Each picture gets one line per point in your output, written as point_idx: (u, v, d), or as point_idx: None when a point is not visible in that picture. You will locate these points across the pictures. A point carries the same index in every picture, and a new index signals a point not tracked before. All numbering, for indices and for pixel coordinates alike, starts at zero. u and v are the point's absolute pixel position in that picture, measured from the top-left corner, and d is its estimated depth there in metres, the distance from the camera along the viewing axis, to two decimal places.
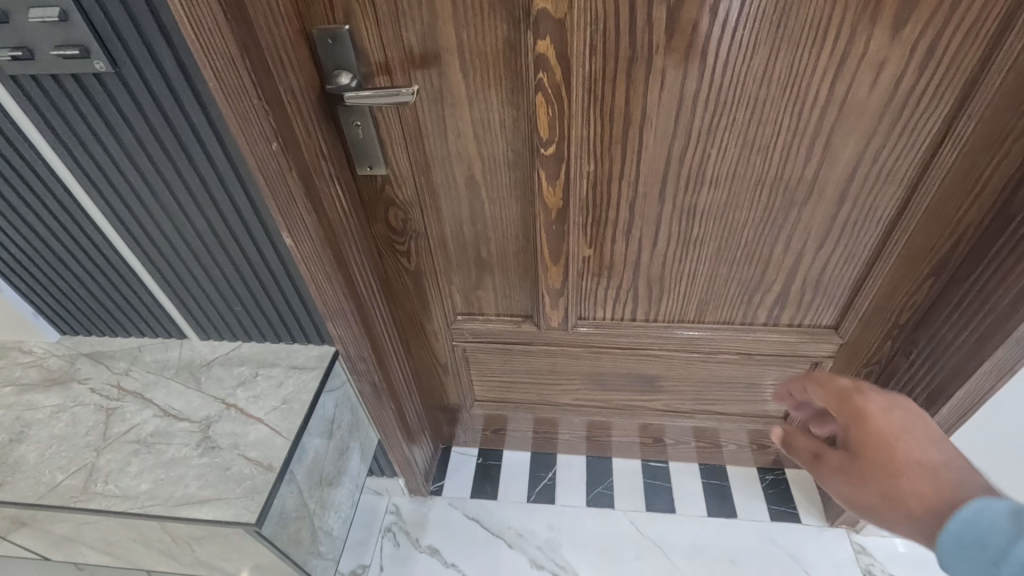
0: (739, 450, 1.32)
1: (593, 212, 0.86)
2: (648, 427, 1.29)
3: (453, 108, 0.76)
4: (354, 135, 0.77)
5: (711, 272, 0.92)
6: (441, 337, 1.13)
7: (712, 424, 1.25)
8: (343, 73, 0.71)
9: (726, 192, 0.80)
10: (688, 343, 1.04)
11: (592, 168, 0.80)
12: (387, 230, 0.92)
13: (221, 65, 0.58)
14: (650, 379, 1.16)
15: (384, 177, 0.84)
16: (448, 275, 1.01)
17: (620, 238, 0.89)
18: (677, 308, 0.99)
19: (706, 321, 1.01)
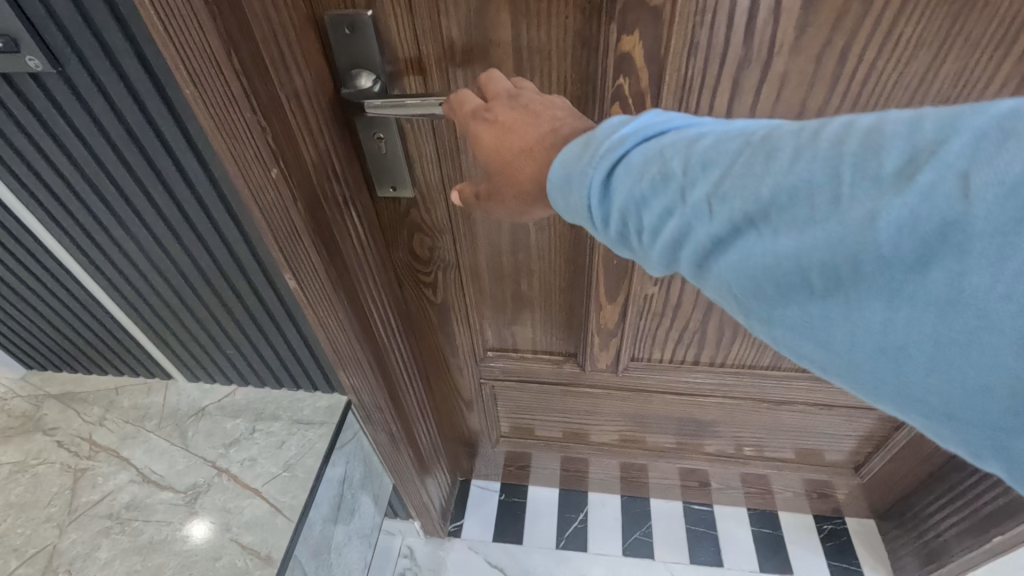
0: (794, 497, 1.18)
1: None
2: (694, 470, 1.15)
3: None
4: (375, 150, 0.61)
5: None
6: (468, 373, 0.98)
7: (768, 471, 1.11)
8: (364, 74, 0.54)
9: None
10: (759, 391, 0.89)
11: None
12: (410, 259, 0.76)
13: (198, 66, 0.42)
14: (705, 424, 1.02)
15: (409, 200, 0.68)
16: (479, 310, 0.85)
17: None
18: (749, 354, 0.84)
19: (782, 368, 0.86)
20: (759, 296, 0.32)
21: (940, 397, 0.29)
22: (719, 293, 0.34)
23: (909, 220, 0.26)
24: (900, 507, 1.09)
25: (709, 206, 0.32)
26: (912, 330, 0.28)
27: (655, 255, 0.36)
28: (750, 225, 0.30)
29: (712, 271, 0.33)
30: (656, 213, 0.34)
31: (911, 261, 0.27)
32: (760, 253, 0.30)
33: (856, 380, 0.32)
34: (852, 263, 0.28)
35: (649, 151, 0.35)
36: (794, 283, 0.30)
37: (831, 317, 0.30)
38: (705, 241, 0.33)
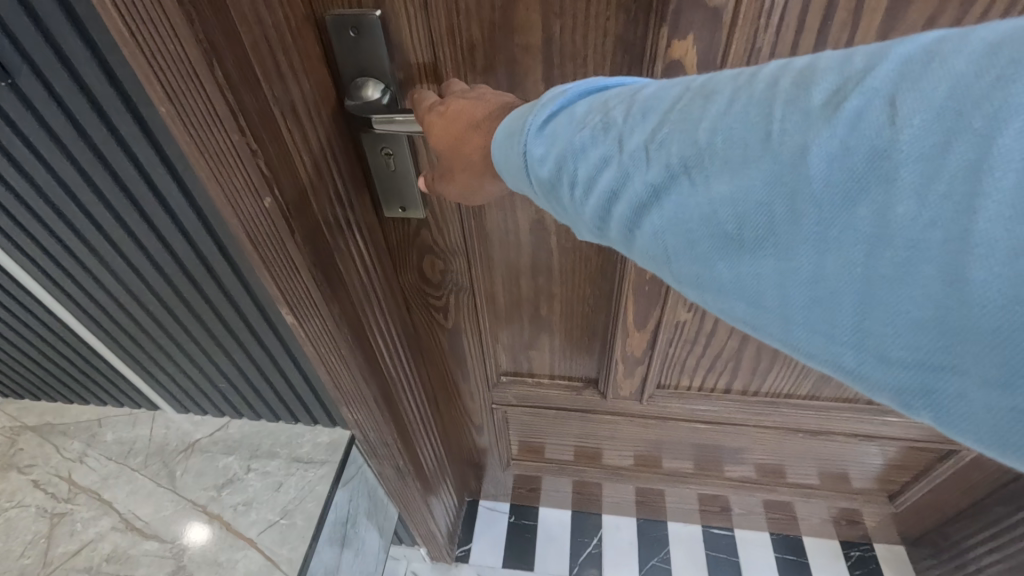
0: (821, 523, 1.12)
1: None
2: (716, 496, 1.09)
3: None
4: (381, 167, 0.53)
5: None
6: (478, 399, 0.92)
7: (796, 499, 1.05)
8: (368, 82, 0.46)
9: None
10: (793, 419, 0.83)
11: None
12: (420, 282, 0.69)
13: (175, 78, 0.34)
14: (731, 451, 0.95)
15: (419, 220, 0.60)
16: (493, 334, 0.78)
17: None
18: (786, 382, 0.78)
19: (821, 398, 0.80)
20: (688, 247, 0.28)
21: (869, 347, 0.24)
22: (648, 252, 0.30)
23: (839, 145, 0.23)
24: (935, 535, 1.04)
25: (643, 151, 0.29)
26: (843, 268, 0.23)
27: (589, 215, 0.32)
28: (682, 169, 0.27)
29: (643, 228, 0.30)
30: (592, 164, 0.31)
31: (842, 198, 0.23)
32: (690, 201, 0.27)
33: (793, 344, 0.27)
34: (780, 203, 0.24)
35: (597, 109, 0.32)
36: (719, 230, 0.27)
37: (759, 266, 0.26)
38: (636, 191, 0.29)
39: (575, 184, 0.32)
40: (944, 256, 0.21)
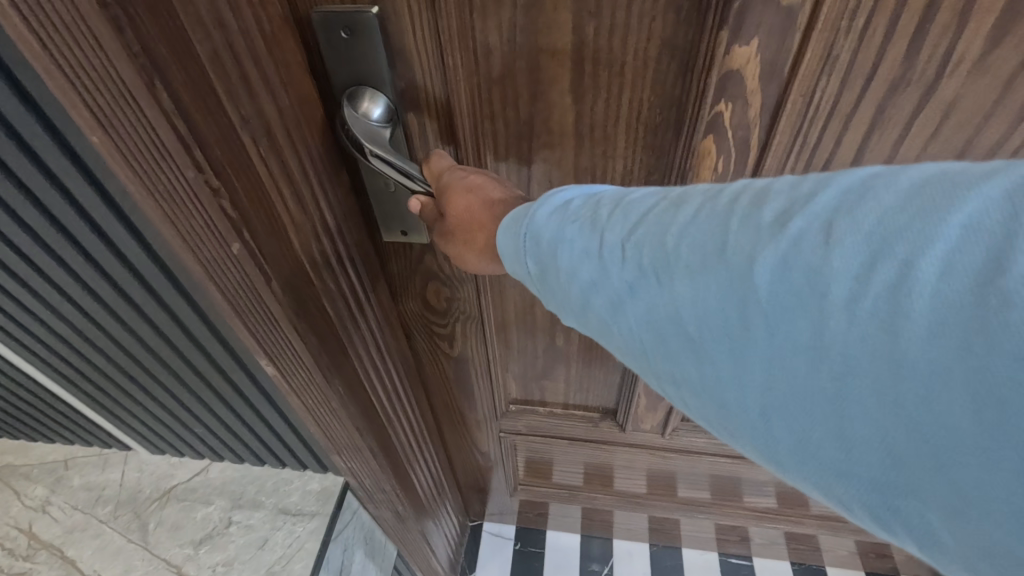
0: (846, 556, 1.04)
1: None
2: (735, 527, 1.01)
3: (546, 162, 0.43)
4: (380, 187, 0.46)
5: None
6: (486, 428, 0.82)
7: (823, 533, 0.97)
8: (364, 96, 0.39)
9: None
10: None
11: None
12: (423, 312, 0.60)
13: (108, 103, 0.27)
14: (757, 485, 0.87)
15: (422, 245, 0.52)
16: (503, 364, 0.69)
17: None
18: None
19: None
20: (658, 350, 0.25)
21: (855, 477, 0.21)
22: (621, 349, 0.27)
23: (793, 259, 0.21)
24: None
25: (618, 249, 0.26)
26: (797, 389, 0.21)
27: (567, 307, 0.29)
28: (651, 272, 0.24)
29: (615, 332, 0.27)
30: (573, 260, 0.27)
31: (789, 312, 0.21)
32: (657, 308, 0.24)
33: (772, 461, 0.24)
34: (746, 319, 0.22)
35: (582, 200, 0.29)
36: (683, 338, 0.24)
37: (727, 381, 0.23)
38: (610, 289, 0.26)
39: (556, 275, 0.29)
40: (916, 389, 0.18)
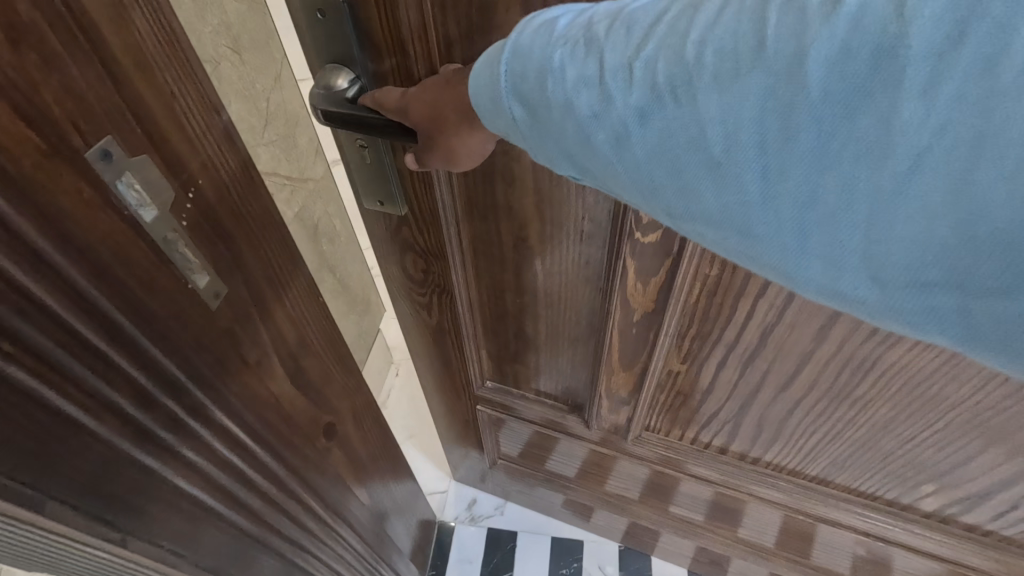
0: None
1: (691, 330, 0.57)
2: (705, 551, 0.99)
3: (507, 158, 0.45)
4: (358, 158, 0.47)
5: (869, 439, 0.62)
6: (461, 398, 0.81)
7: None
8: (336, 67, 0.40)
9: (943, 357, 0.49)
10: (800, 498, 0.76)
11: (713, 271, 0.49)
12: (401, 277, 0.61)
13: None
14: (730, 511, 0.86)
15: (401, 219, 0.53)
16: (483, 341, 0.69)
17: (729, 364, 0.59)
18: (792, 459, 0.71)
19: (831, 483, 0.72)
20: (672, 179, 0.26)
21: (863, 268, 0.24)
22: (627, 187, 0.29)
23: (820, 61, 0.22)
24: None
25: (622, 74, 0.26)
26: (839, 185, 0.23)
27: (559, 150, 0.30)
28: (669, 91, 0.25)
29: (626, 166, 0.28)
30: (568, 86, 0.28)
31: (840, 104, 0.22)
32: (678, 130, 0.25)
33: (781, 266, 0.26)
34: (773, 127, 0.23)
35: (567, 17, 0.30)
36: (704, 158, 0.25)
37: (748, 192, 0.25)
38: (615, 118, 0.27)
39: (544, 111, 0.30)
40: (947, 160, 0.21)
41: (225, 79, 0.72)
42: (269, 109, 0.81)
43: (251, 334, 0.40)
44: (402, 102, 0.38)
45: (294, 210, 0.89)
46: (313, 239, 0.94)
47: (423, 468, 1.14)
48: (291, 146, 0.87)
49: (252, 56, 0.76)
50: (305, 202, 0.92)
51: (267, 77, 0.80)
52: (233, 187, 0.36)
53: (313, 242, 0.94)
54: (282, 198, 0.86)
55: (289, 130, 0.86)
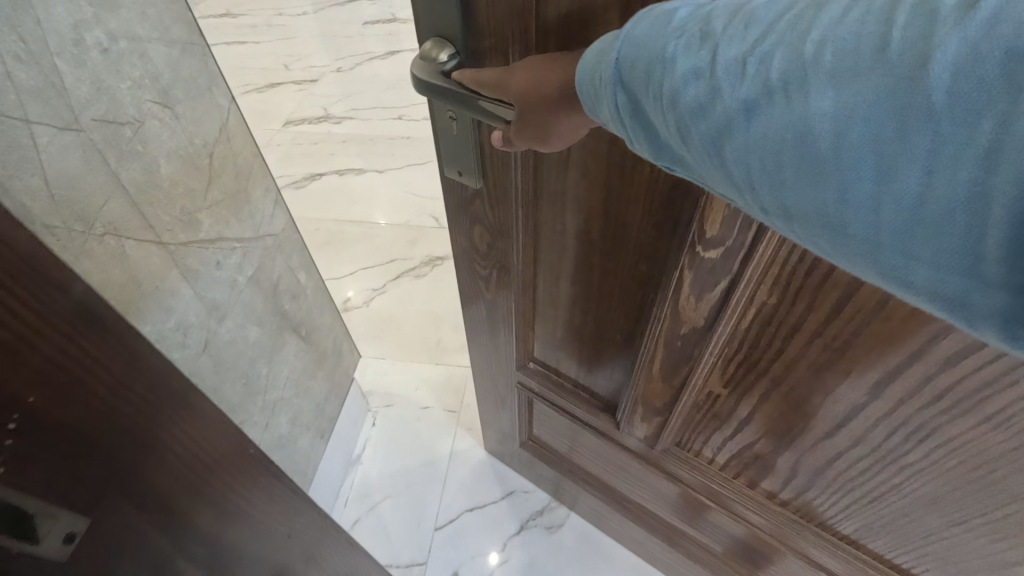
0: None
1: (738, 355, 0.56)
2: None
3: (583, 151, 0.46)
4: (446, 128, 0.50)
5: (913, 510, 0.58)
6: (502, 372, 0.85)
7: None
8: (438, 42, 0.43)
9: (1013, 444, 0.44)
10: (829, 555, 0.72)
11: (770, 299, 0.48)
12: (468, 248, 0.64)
13: None
14: (753, 552, 0.84)
15: (475, 191, 0.56)
16: (530, 325, 0.71)
17: (770, 398, 0.58)
18: (823, 511, 0.68)
19: (862, 547, 0.69)
20: (768, 181, 0.24)
21: (987, 299, 0.20)
22: (722, 183, 0.27)
23: (945, 69, 0.19)
24: None
25: (734, 67, 0.25)
26: (957, 205, 0.19)
27: (659, 139, 0.30)
28: (781, 89, 0.23)
29: (722, 163, 0.26)
30: (676, 80, 0.27)
31: (964, 116, 0.19)
32: (780, 129, 0.23)
33: (886, 279, 0.23)
34: (888, 131, 0.20)
35: (687, 10, 0.28)
36: (808, 158, 0.23)
37: (849, 195, 0.22)
38: (719, 113, 0.25)
39: (648, 102, 0.29)
40: None
41: (151, 139, 0.64)
42: (213, 167, 0.76)
43: (120, 558, 0.30)
44: (498, 79, 0.40)
45: (246, 273, 0.85)
46: (272, 299, 0.93)
47: (408, 496, 1.20)
48: (246, 208, 0.84)
49: (193, 104, 0.71)
50: (259, 264, 0.89)
51: (210, 128, 0.75)
52: (101, 386, 0.28)
53: (273, 303, 0.94)
54: (232, 262, 0.82)
55: (236, 186, 0.81)
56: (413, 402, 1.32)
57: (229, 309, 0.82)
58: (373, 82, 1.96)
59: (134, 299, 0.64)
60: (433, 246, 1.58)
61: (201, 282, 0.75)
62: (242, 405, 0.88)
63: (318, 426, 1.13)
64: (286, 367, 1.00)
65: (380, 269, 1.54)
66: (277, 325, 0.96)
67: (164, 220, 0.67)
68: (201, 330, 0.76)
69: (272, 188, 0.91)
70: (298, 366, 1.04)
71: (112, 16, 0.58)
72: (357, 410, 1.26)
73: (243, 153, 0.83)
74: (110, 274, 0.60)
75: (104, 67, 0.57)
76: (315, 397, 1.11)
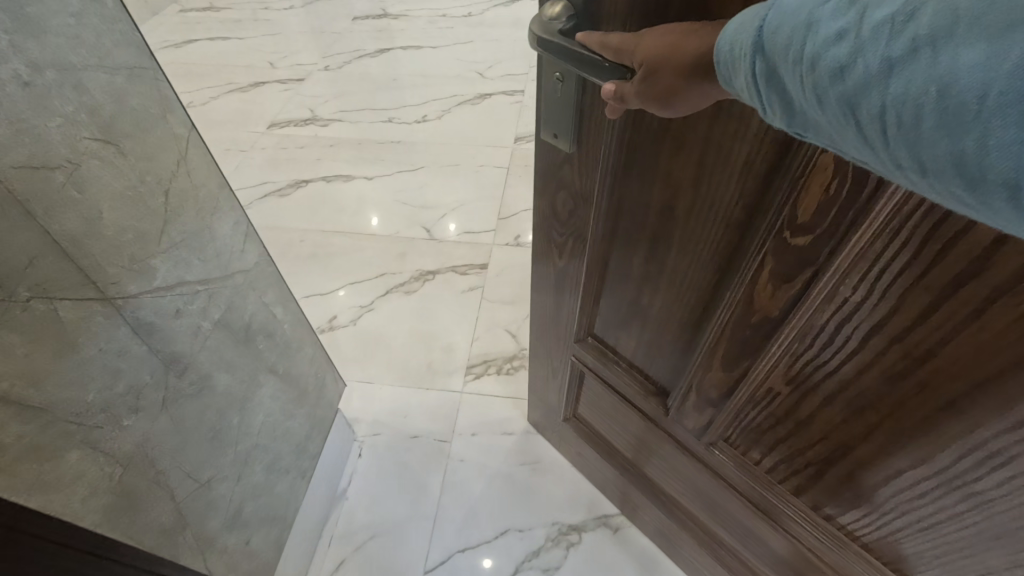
0: None
1: (805, 356, 0.54)
2: None
3: (682, 124, 0.47)
4: (551, 90, 0.53)
5: (975, 549, 0.54)
6: (559, 342, 0.89)
7: None
8: (558, 2, 0.46)
9: None
10: None
11: (852, 298, 0.46)
12: (549, 213, 0.68)
13: None
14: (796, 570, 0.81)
15: (566, 155, 0.59)
16: (595, 299, 0.74)
17: (834, 405, 0.56)
18: (876, 537, 0.65)
19: None
20: (904, 134, 0.25)
21: None
22: (857, 139, 0.28)
23: None
24: None
25: (881, 25, 0.25)
26: None
27: (791, 101, 0.30)
28: (927, 45, 0.23)
29: (859, 119, 0.27)
30: (819, 40, 0.27)
31: None
32: (923, 83, 0.23)
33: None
34: None
35: None
36: (949, 108, 0.23)
37: (988, 140, 0.22)
38: (860, 71, 0.26)
39: (786, 66, 0.29)
40: None
41: (90, 183, 0.55)
42: (169, 206, 0.65)
43: None
44: (620, 43, 0.41)
45: (212, 317, 0.75)
46: (244, 344, 0.84)
47: (404, 517, 1.17)
48: (211, 245, 0.73)
49: (146, 135, 0.61)
50: (229, 306, 0.79)
51: (167, 161, 0.64)
52: None
53: (246, 345, 0.84)
54: (196, 308, 0.72)
55: (200, 223, 0.71)
56: (404, 431, 1.29)
57: (195, 357, 0.73)
58: (361, 81, 2.21)
59: (72, 370, 0.55)
60: (423, 260, 1.61)
61: (157, 335, 0.65)
62: (211, 461, 0.78)
63: (301, 467, 1.04)
64: (263, 411, 0.91)
65: (365, 289, 1.55)
66: (252, 370, 0.86)
67: (110, 271, 0.58)
68: (157, 389, 0.66)
69: (242, 219, 0.80)
70: (276, 409, 0.94)
71: (35, 43, 0.48)
72: (345, 440, 1.23)
73: (208, 185, 0.72)
74: (39, 343, 0.51)
75: (27, 101, 0.48)
76: (297, 439, 1.02)
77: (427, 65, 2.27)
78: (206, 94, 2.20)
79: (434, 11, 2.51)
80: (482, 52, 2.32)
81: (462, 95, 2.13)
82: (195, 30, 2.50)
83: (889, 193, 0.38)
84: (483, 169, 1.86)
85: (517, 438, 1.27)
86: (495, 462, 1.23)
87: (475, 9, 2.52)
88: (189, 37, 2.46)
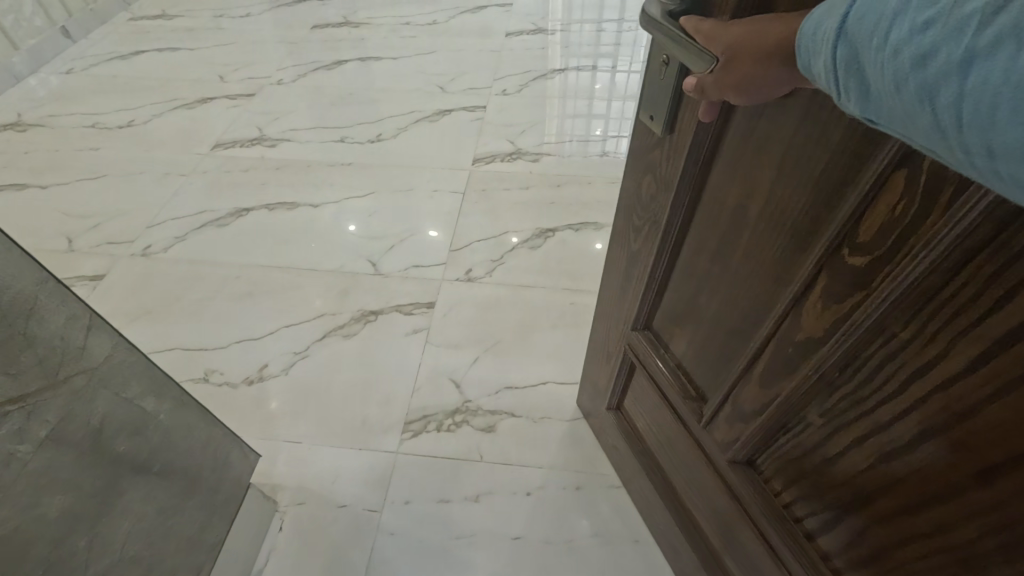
0: None
1: (843, 390, 0.52)
2: None
3: (771, 125, 0.47)
4: (656, 72, 0.54)
5: None
6: (616, 328, 0.90)
7: None
8: None
9: None
10: None
11: (900, 333, 0.44)
12: (634, 198, 0.70)
13: None
14: None
15: (659, 138, 0.60)
16: (658, 291, 0.75)
17: (861, 449, 0.53)
18: None
19: None
20: (976, 125, 0.24)
21: None
22: (930, 130, 0.27)
23: None
24: None
25: (970, 16, 0.24)
26: None
27: (869, 90, 0.29)
28: (1012, 36, 0.22)
29: (935, 108, 0.26)
30: (905, 29, 0.26)
31: None
32: (1006, 75, 0.22)
33: None
34: None
35: None
36: None
37: None
38: (940, 62, 0.25)
39: (870, 55, 0.28)
40: None
41: None
42: None
43: None
44: (711, 30, 0.40)
45: (36, 435, 0.62)
46: (94, 450, 0.71)
47: None
48: (26, 351, 0.60)
49: None
50: (66, 414, 0.66)
51: None
52: None
53: (93, 454, 0.71)
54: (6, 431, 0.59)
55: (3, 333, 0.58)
56: (331, 499, 1.19)
57: (4, 496, 0.59)
58: (314, 95, 2.19)
59: None
60: (366, 299, 1.54)
61: None
62: None
63: (195, 561, 0.92)
64: (132, 519, 0.78)
65: (302, 332, 1.46)
66: (110, 476, 0.74)
67: None
68: None
69: (78, 311, 0.67)
70: (149, 513, 0.81)
71: None
72: (263, 512, 1.12)
73: (14, 288, 0.59)
74: None
75: None
76: (184, 535, 0.89)
77: (392, 77, 2.29)
78: (147, 111, 2.09)
79: (399, 20, 2.63)
80: (445, 64, 2.36)
81: (421, 111, 2.13)
82: (140, 44, 2.42)
83: (954, 222, 0.36)
84: (437, 194, 1.83)
85: (455, 506, 1.19)
86: (430, 534, 1.15)
87: (441, 17, 2.65)
88: (141, 54, 2.37)
